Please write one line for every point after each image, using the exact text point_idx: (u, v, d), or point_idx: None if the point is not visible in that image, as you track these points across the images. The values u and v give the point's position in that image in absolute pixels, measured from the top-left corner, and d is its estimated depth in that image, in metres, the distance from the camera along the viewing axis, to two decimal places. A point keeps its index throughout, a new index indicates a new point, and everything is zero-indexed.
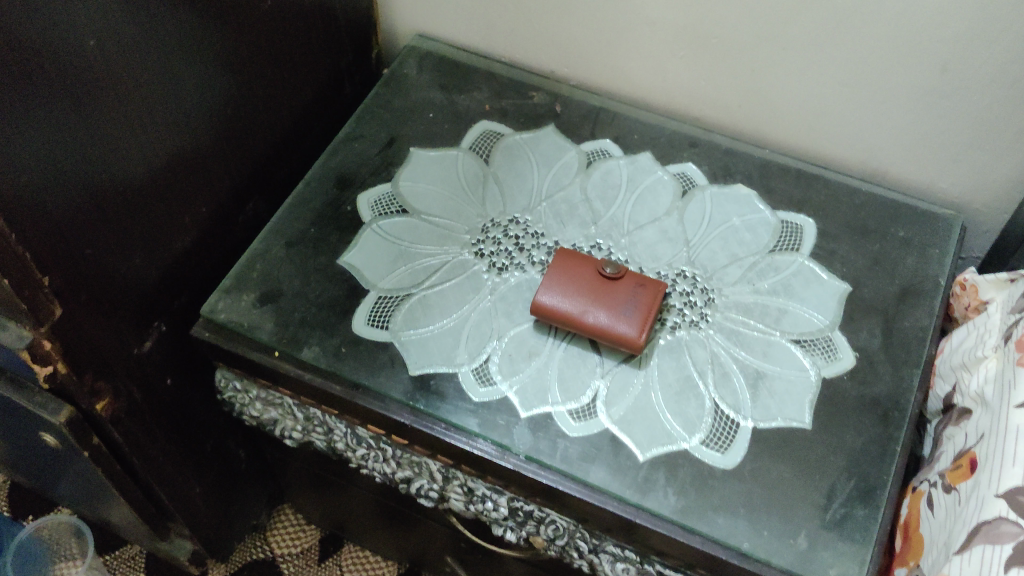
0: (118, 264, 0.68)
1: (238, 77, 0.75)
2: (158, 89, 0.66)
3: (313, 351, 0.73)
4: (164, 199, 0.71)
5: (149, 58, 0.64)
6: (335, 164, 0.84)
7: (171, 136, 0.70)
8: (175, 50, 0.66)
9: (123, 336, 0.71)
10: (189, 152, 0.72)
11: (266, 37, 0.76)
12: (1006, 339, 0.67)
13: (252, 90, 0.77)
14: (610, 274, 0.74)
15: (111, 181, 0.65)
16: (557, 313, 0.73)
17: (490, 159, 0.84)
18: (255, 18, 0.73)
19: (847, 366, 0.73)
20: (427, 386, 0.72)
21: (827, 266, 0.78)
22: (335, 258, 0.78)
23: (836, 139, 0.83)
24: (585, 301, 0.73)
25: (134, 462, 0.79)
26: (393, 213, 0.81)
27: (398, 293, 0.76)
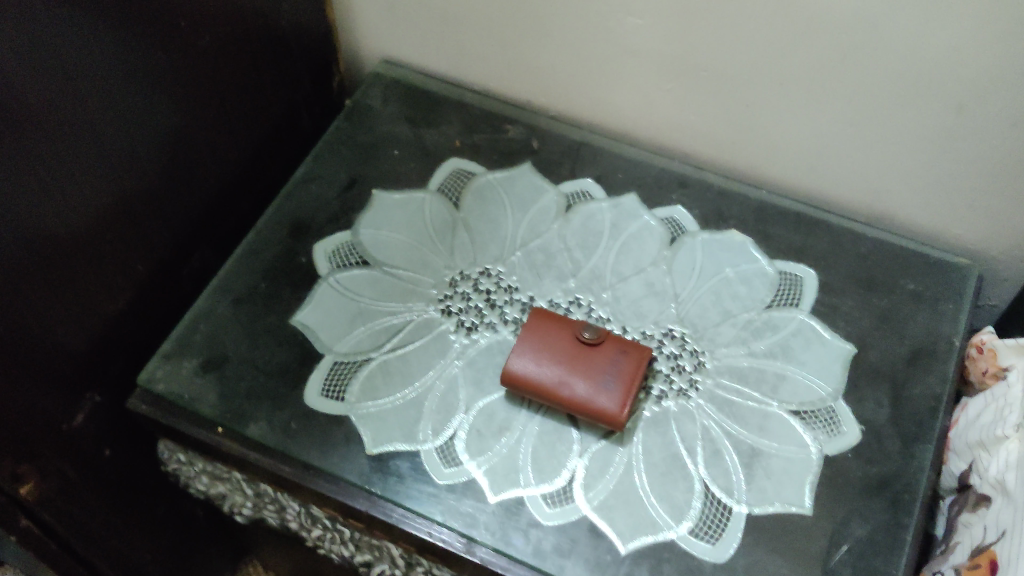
0: (38, 337, 0.60)
1: (174, 122, 0.67)
2: (77, 146, 0.59)
3: (260, 427, 0.66)
4: (90, 262, 0.63)
5: (63, 113, 0.56)
6: (290, 209, 0.76)
7: (95, 194, 0.62)
8: (94, 100, 0.58)
9: (49, 412, 0.64)
10: (119, 208, 0.65)
11: (205, 74, 0.68)
12: None
13: (192, 133, 0.69)
14: (589, 339, 0.66)
15: (22, 254, 0.57)
16: (529, 383, 0.66)
17: (459, 202, 0.77)
18: (190, 55, 0.66)
19: (851, 442, 0.66)
20: (386, 466, 0.65)
21: (829, 325, 0.70)
22: (288, 318, 0.71)
23: (839, 180, 0.75)
24: (561, 371, 0.66)
25: (71, 544, 0.71)
26: (352, 265, 0.73)
27: (355, 358, 0.69)
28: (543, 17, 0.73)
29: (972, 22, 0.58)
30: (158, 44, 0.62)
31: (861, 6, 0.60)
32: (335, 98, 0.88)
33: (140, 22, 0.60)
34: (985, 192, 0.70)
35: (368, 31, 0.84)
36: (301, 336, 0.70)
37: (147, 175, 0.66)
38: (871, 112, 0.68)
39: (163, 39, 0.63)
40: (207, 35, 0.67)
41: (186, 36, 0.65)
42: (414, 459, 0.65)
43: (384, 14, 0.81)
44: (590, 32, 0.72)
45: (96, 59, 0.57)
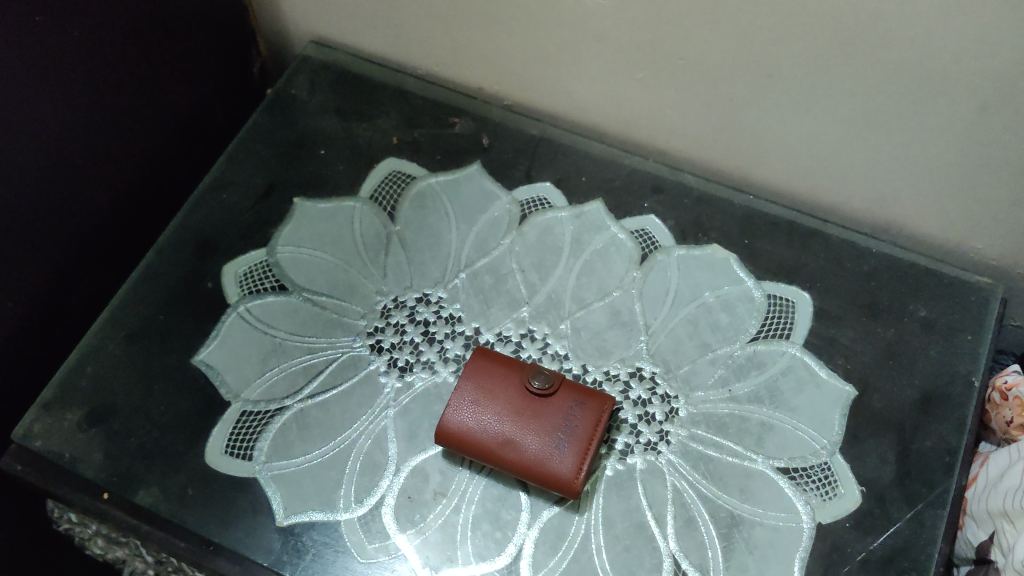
0: None
1: (48, 134, 0.55)
2: None
3: (152, 494, 0.56)
4: None
5: None
6: (196, 223, 0.66)
7: None
8: None
9: None
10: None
11: (81, 71, 0.56)
12: None
13: (71, 144, 0.58)
14: (540, 387, 0.55)
15: None
16: (468, 441, 0.55)
17: (395, 212, 0.66)
18: (56, 51, 0.54)
19: (849, 508, 0.55)
20: (299, 542, 0.55)
21: (825, 361, 0.60)
22: (190, 357, 0.61)
23: (841, 184, 0.64)
24: (507, 426, 0.55)
25: None
26: (267, 290, 0.63)
27: (267, 407, 0.59)
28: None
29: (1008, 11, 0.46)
30: (11, 44, 0.50)
31: None
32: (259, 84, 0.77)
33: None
34: (1014, 204, 0.58)
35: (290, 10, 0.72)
36: (205, 379, 0.60)
37: (19, 203, 0.55)
38: (880, 111, 0.56)
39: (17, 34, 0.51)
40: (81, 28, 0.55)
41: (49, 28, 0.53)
42: (332, 532, 0.55)
43: None
44: (542, 16, 0.60)
45: None
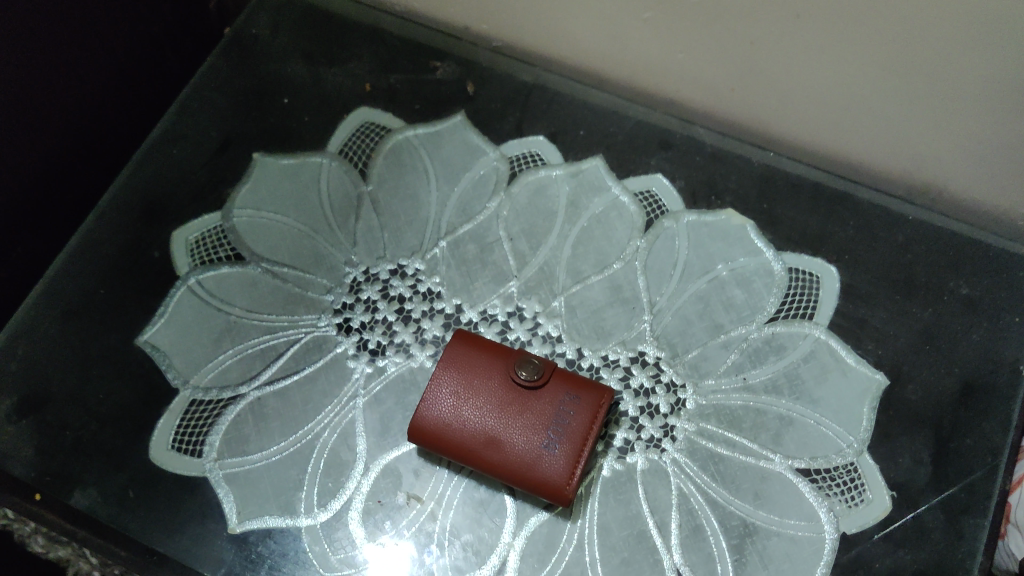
0: None
1: None
2: None
3: (90, 496, 0.50)
4: None
5: None
6: (142, 182, 0.58)
7: None
8: None
9: None
10: None
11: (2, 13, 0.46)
12: None
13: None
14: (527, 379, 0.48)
15: None
16: (447, 443, 0.48)
17: (368, 169, 0.58)
18: None
19: (877, 515, 0.49)
20: (254, 552, 0.49)
21: (853, 346, 0.53)
22: (133, 337, 0.54)
23: (878, 148, 0.54)
24: (490, 423, 0.48)
25: None
26: (221, 260, 0.55)
27: (219, 396, 0.52)
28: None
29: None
30: None
31: None
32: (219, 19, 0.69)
33: None
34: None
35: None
36: (149, 364, 0.53)
37: None
38: (936, 67, 0.46)
39: None
40: None
41: None
42: (292, 541, 0.49)
43: None
44: None
45: None
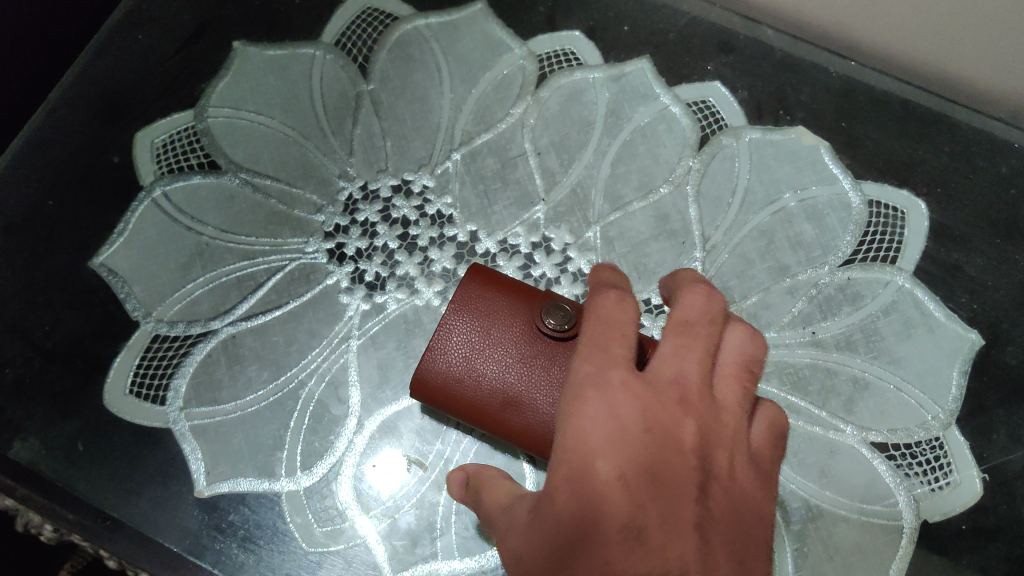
0: None
1: None
2: None
3: (32, 447, 0.42)
4: None
5: None
6: (100, 72, 0.49)
7: None
8: None
9: None
10: None
11: None
12: None
13: None
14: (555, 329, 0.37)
15: None
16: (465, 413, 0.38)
17: (369, 64, 0.49)
18: None
19: (965, 501, 0.41)
20: (225, 520, 0.41)
21: (943, 297, 0.44)
22: (86, 258, 0.45)
23: (989, 66, 0.44)
24: (512, 380, 0.37)
25: None
26: (192, 169, 0.46)
27: (187, 333, 0.44)
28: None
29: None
30: None
31: None
32: None
33: None
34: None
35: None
36: (104, 290, 0.45)
37: None
38: None
39: None
40: None
41: None
42: (269, 509, 0.41)
43: None
44: None
45: None
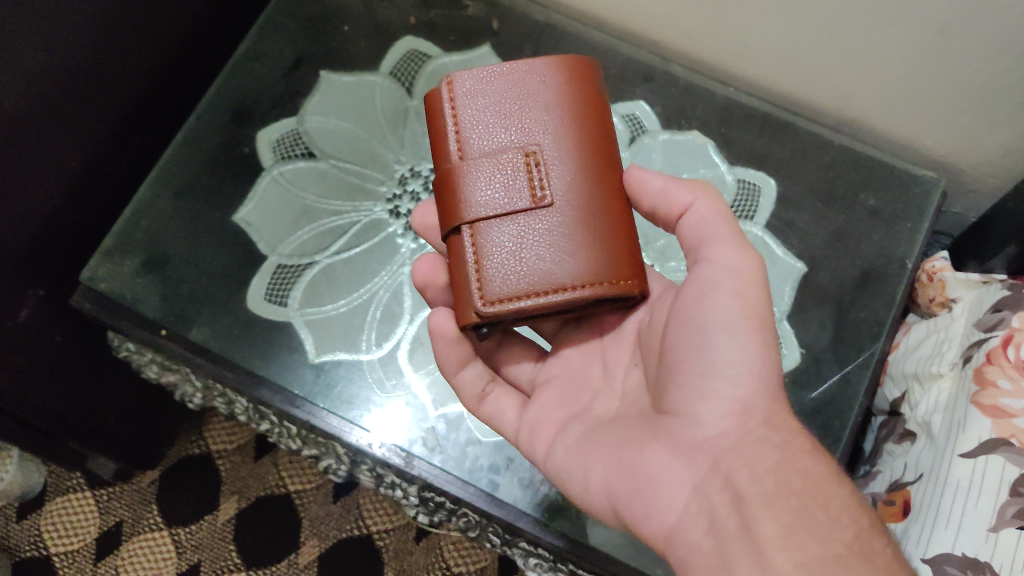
0: None
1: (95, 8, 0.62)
2: None
3: (203, 332, 0.66)
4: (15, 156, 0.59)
5: None
6: (231, 91, 0.73)
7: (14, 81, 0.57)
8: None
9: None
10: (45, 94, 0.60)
11: None
12: (965, 360, 0.61)
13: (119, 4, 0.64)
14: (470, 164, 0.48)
15: None
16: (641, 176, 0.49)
17: (413, 88, 0.73)
18: None
19: (789, 365, 0.66)
20: (328, 376, 0.66)
21: (783, 241, 0.69)
22: (230, 215, 0.70)
23: (814, 84, 0.71)
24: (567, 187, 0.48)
25: (31, 420, 0.70)
26: (298, 156, 0.71)
27: (298, 261, 0.68)
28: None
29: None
30: None
31: None
32: None
33: None
34: (972, 113, 0.66)
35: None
36: (244, 235, 0.69)
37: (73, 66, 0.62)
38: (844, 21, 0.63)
39: None
40: None
41: None
42: (357, 370, 0.66)
43: None
44: None
45: None
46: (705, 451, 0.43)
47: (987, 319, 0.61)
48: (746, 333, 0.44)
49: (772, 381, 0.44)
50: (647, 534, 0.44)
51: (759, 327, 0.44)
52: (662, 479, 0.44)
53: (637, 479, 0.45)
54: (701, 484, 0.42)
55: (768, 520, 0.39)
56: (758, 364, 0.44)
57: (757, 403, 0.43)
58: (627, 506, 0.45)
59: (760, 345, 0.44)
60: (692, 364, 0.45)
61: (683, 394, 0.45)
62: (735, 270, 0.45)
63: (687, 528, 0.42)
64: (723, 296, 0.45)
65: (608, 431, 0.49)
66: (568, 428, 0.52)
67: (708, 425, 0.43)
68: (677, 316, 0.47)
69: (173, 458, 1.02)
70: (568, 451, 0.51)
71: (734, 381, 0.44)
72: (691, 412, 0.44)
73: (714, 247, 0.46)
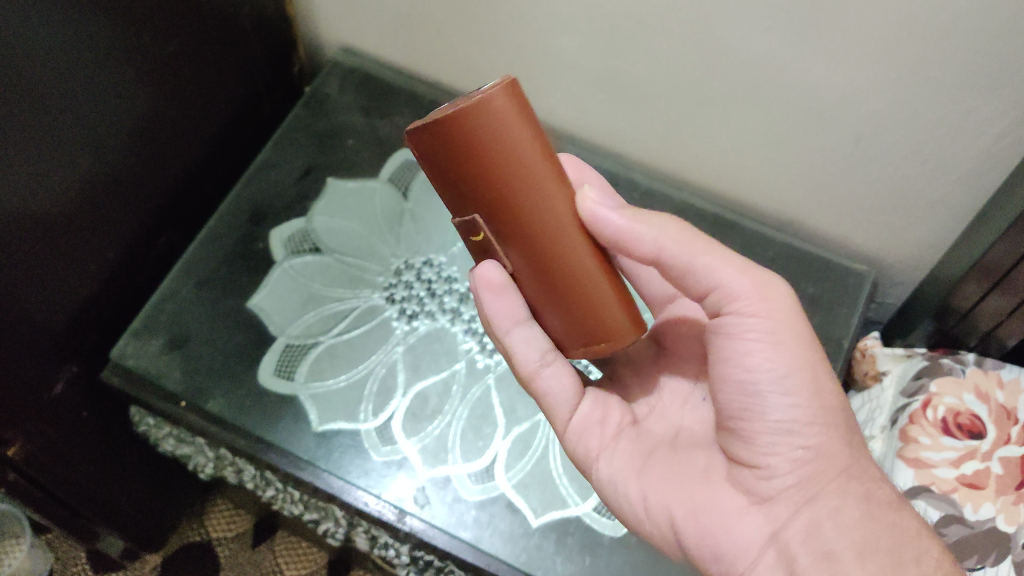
0: (36, 308, 0.67)
1: (150, 115, 0.74)
2: (77, 125, 0.66)
3: (219, 403, 0.74)
4: (79, 232, 0.70)
5: (70, 99, 0.64)
6: (251, 194, 0.85)
7: (87, 166, 0.68)
8: (92, 90, 0.66)
9: (39, 378, 0.70)
10: (106, 183, 0.71)
11: (177, 68, 0.76)
12: (893, 422, 0.71)
13: (166, 112, 0.77)
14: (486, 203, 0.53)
15: (32, 227, 0.64)
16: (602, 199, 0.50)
17: (407, 192, 0.86)
18: (165, 55, 0.73)
19: None
20: (330, 442, 0.72)
21: None
22: (245, 301, 0.79)
23: (753, 188, 0.84)
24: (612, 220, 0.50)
25: (55, 490, 0.77)
26: (306, 251, 0.82)
27: (304, 341, 0.77)
28: (497, 12, 0.80)
29: (875, 61, 0.65)
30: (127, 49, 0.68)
31: (770, 48, 0.69)
32: (293, 83, 0.99)
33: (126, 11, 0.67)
34: (896, 213, 0.77)
35: (328, 24, 0.94)
36: (256, 319, 0.78)
37: (128, 163, 0.73)
38: (773, 130, 0.76)
39: (142, 19, 0.69)
40: (174, 44, 0.74)
41: (160, 37, 0.72)
42: (355, 437, 0.72)
43: (345, 8, 0.91)
44: (527, 42, 0.82)
45: (82, 47, 0.63)
46: (785, 500, 0.51)
47: (909, 386, 0.71)
48: (797, 387, 0.51)
49: (836, 428, 0.52)
50: (716, 571, 0.53)
51: (807, 378, 0.51)
52: (738, 525, 0.52)
53: (710, 522, 0.53)
54: (782, 533, 0.51)
55: (856, 565, 0.47)
56: (816, 410, 0.51)
57: (831, 454, 0.51)
58: (694, 541, 0.53)
59: (817, 391, 0.51)
60: (756, 424, 0.51)
61: (755, 448, 0.52)
62: (785, 323, 0.51)
63: (763, 573, 0.50)
64: (766, 348, 0.50)
65: (672, 464, 0.57)
66: (622, 452, 0.60)
67: (781, 477, 0.51)
68: (720, 364, 0.52)
69: (174, 545, 1.06)
70: (627, 479, 0.58)
71: (802, 432, 0.51)
72: (769, 467, 0.51)
73: (739, 304, 0.51)
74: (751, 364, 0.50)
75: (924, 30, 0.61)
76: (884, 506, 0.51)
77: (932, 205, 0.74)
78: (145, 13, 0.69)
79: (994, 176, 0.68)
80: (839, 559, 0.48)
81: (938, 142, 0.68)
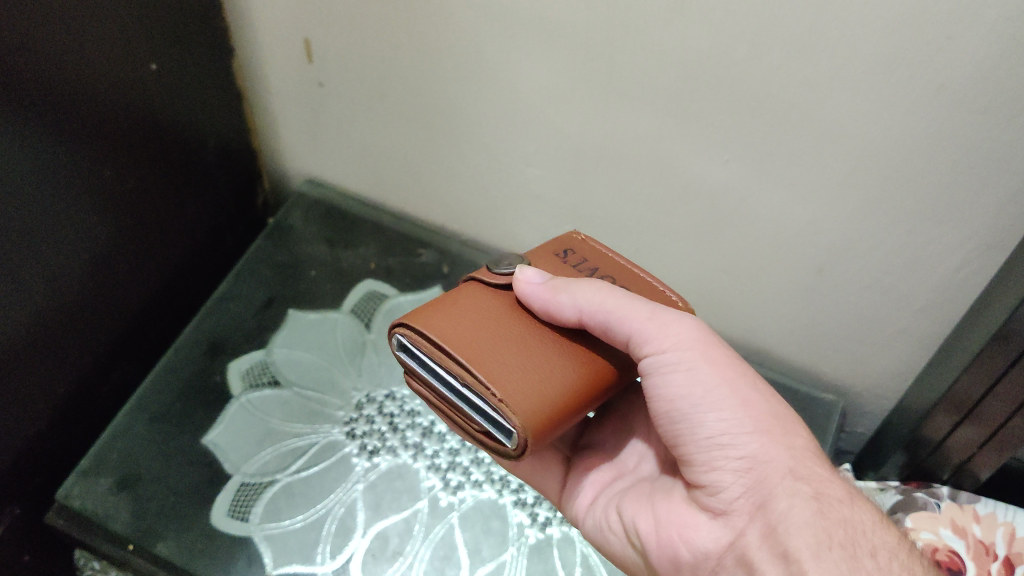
0: None
1: (109, 248, 0.73)
2: (31, 255, 0.64)
3: (168, 546, 0.69)
4: (28, 368, 0.67)
5: (25, 229, 0.63)
6: (210, 326, 0.84)
7: (40, 300, 0.67)
8: (47, 221, 0.65)
9: None
10: (58, 317, 0.70)
11: (138, 199, 0.75)
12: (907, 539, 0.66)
13: (126, 245, 0.76)
14: (501, 274, 0.56)
15: None
16: (538, 275, 0.53)
17: (370, 323, 0.86)
18: (125, 187, 0.73)
19: None
20: None
21: None
22: (199, 438, 0.76)
23: (719, 316, 0.84)
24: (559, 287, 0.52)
25: None
26: (264, 384, 0.80)
27: (260, 479, 0.73)
28: (460, 146, 0.81)
29: (833, 192, 0.66)
30: (87, 183, 0.68)
31: (731, 181, 0.69)
32: (257, 216, 1.00)
33: (88, 147, 0.67)
34: (862, 342, 0.77)
35: (295, 156, 0.96)
36: (211, 456, 0.75)
37: (83, 296, 0.72)
38: (737, 260, 0.76)
39: (104, 155, 0.69)
40: (135, 177, 0.74)
41: (121, 172, 0.72)
42: None
43: (311, 141, 0.92)
44: (491, 174, 0.83)
45: (41, 177, 0.63)
46: (740, 511, 0.48)
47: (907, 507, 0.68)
48: (723, 400, 0.49)
49: (774, 433, 0.49)
50: None
51: (732, 387, 0.49)
52: (697, 535, 0.50)
53: (670, 534, 0.51)
54: (740, 541, 0.48)
55: (813, 563, 0.44)
56: (750, 419, 0.49)
57: (769, 459, 0.48)
58: (657, 555, 0.52)
59: (743, 402, 0.49)
60: (690, 445, 0.50)
61: (695, 468, 0.50)
62: (698, 352, 0.50)
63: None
64: (681, 375, 0.49)
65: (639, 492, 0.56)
66: (608, 493, 0.59)
67: (728, 489, 0.48)
68: (652, 401, 0.52)
69: None
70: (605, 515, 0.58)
71: (740, 442, 0.48)
72: (713, 482, 0.49)
73: (650, 338, 0.50)
74: (673, 394, 0.50)
75: (881, 162, 0.62)
76: (837, 501, 0.47)
77: (898, 334, 0.74)
78: (107, 148, 0.69)
79: (956, 307, 0.68)
80: (795, 562, 0.44)
81: (900, 272, 0.68)
